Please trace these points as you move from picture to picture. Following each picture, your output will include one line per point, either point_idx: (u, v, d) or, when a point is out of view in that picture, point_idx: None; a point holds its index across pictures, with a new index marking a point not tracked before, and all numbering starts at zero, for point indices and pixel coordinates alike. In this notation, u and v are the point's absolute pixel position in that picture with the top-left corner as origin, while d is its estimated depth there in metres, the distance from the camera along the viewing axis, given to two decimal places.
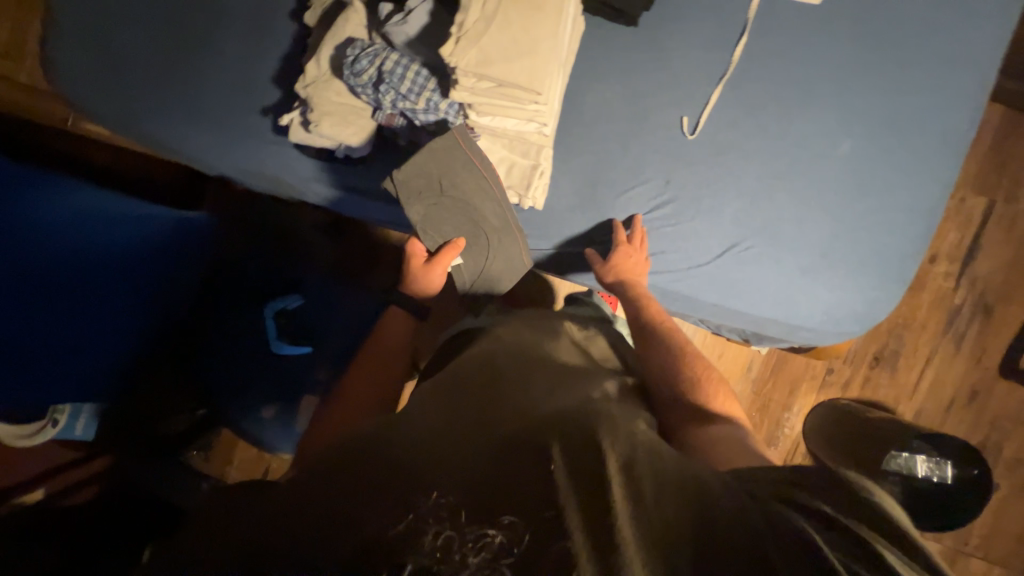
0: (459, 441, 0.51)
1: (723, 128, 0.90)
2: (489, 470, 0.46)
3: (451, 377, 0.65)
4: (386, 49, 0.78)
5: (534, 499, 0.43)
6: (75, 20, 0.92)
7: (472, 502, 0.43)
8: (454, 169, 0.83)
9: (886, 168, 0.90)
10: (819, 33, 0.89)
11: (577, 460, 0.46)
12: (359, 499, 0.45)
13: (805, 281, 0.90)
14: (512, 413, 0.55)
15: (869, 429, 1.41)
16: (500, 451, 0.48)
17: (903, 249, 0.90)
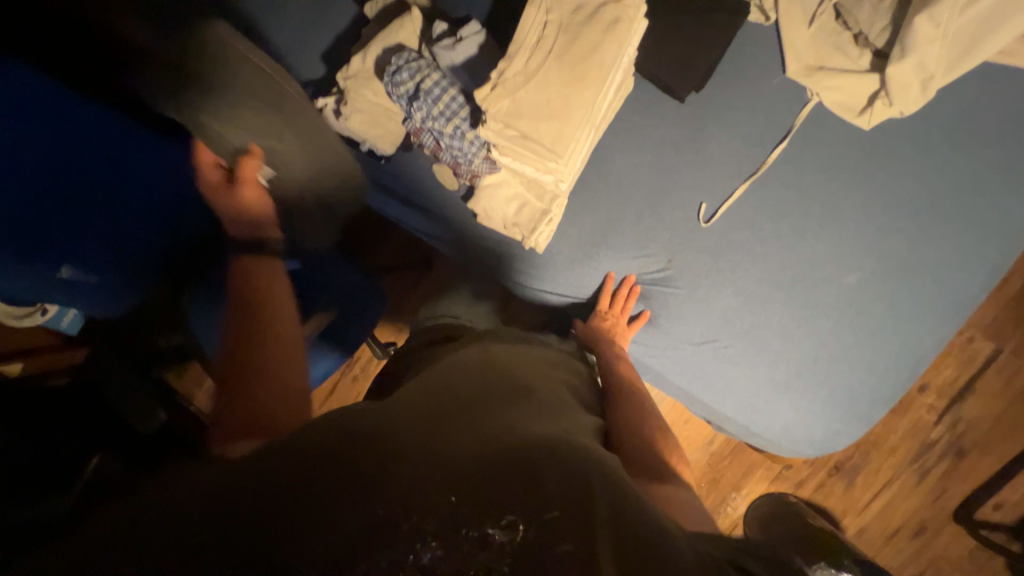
0: (434, 427, 0.41)
1: (740, 226, 0.81)
2: (472, 454, 0.38)
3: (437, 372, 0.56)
4: (429, 66, 0.70)
5: (522, 494, 0.34)
6: None
7: (448, 489, 0.34)
8: (423, 179, 0.85)
9: (909, 306, 0.80)
10: (881, 159, 0.78)
11: (571, 464, 0.38)
12: (301, 463, 0.35)
13: (791, 394, 0.82)
14: (505, 413, 0.47)
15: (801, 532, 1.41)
16: (486, 441, 0.40)
17: (882, 390, 0.81)
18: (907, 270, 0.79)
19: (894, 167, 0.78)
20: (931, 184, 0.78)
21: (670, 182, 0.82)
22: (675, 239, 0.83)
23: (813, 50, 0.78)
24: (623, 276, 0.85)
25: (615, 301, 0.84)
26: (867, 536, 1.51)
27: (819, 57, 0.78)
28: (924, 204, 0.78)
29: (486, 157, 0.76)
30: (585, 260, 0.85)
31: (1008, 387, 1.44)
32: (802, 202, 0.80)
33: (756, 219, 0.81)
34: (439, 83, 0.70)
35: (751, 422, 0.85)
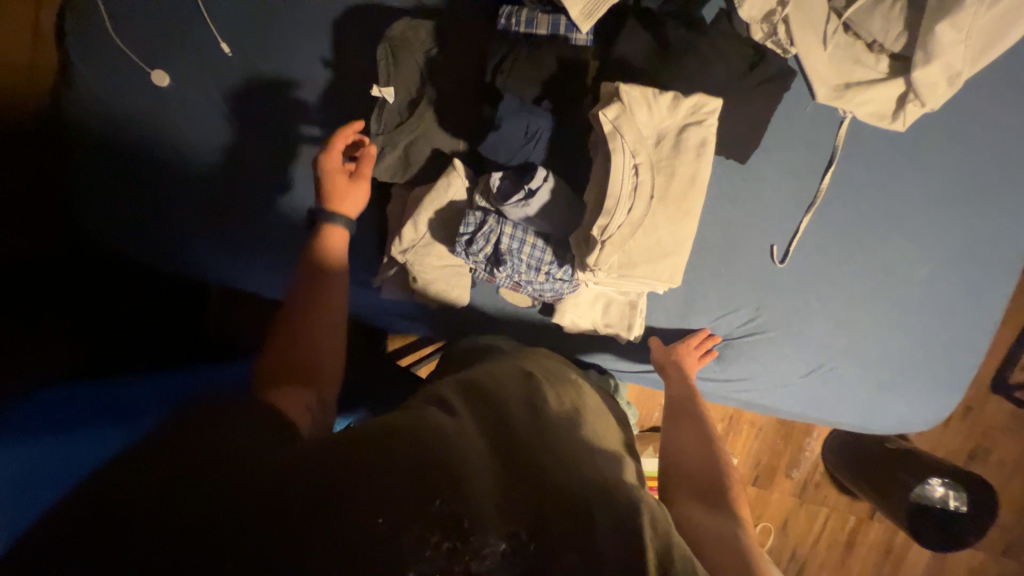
0: (483, 434, 0.45)
1: (812, 256, 0.83)
2: (517, 483, 0.41)
3: (481, 375, 0.57)
4: (497, 219, 0.66)
5: (562, 541, 0.38)
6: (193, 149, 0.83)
7: (496, 526, 0.38)
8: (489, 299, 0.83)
9: (975, 275, 0.84)
10: (917, 153, 0.82)
11: (628, 513, 0.40)
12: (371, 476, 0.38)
13: (898, 389, 0.87)
14: (557, 431, 0.49)
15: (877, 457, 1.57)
16: (541, 469, 0.43)
17: (976, 360, 0.86)
18: (969, 245, 0.84)
19: (931, 154, 0.82)
20: (970, 161, 0.82)
21: (738, 236, 0.83)
22: (756, 286, 0.84)
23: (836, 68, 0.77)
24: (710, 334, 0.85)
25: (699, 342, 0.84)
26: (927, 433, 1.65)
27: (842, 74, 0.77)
28: (967, 181, 0.82)
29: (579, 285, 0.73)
30: (679, 333, 0.86)
31: None
32: (861, 214, 0.83)
33: (827, 242, 0.83)
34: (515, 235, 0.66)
35: (869, 424, 0.90)
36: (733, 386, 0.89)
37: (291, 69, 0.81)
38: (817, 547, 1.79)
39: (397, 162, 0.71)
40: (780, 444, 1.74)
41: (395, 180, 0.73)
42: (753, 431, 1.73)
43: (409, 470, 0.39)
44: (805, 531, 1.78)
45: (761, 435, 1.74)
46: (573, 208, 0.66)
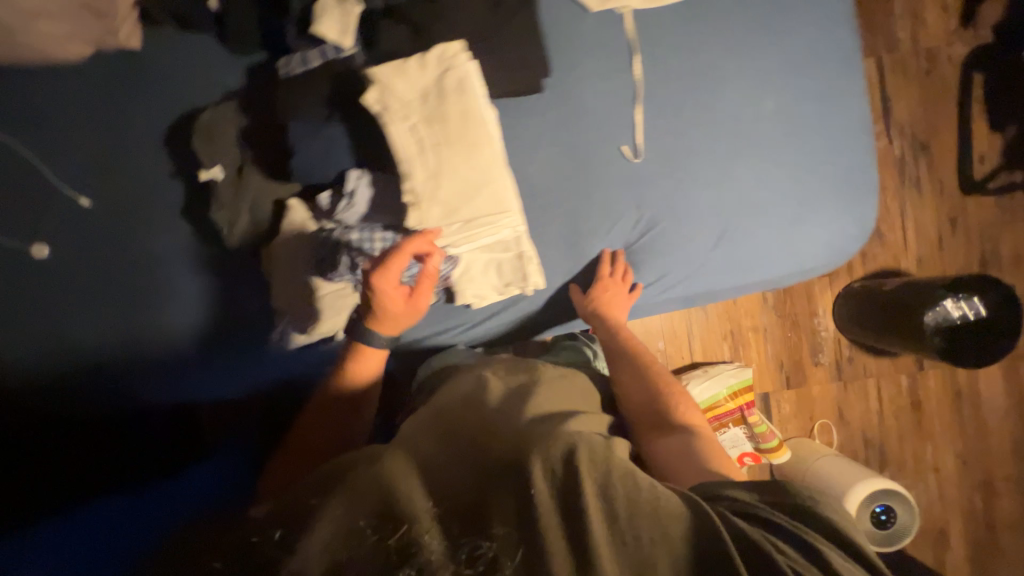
0: (443, 456, 0.50)
1: (661, 139, 0.86)
2: (499, 500, 0.45)
3: (443, 404, 0.62)
4: (346, 233, 0.70)
5: (543, 533, 0.43)
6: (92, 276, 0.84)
7: (490, 539, 0.43)
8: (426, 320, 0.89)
9: (816, 89, 0.86)
10: (705, 11, 0.86)
11: (609, 494, 0.46)
12: (376, 538, 0.42)
13: (810, 220, 0.86)
14: (527, 434, 0.52)
15: (885, 300, 1.51)
16: (510, 477, 0.46)
17: (862, 162, 0.87)
18: (797, 66, 0.86)
19: (718, 7, 0.86)
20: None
21: (591, 153, 0.86)
22: (627, 188, 0.86)
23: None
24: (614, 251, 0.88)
25: (615, 270, 0.86)
26: (929, 263, 1.66)
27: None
28: (763, 15, 0.86)
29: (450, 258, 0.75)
30: (584, 263, 0.88)
31: (911, 76, 1.65)
32: (685, 83, 0.86)
33: (673, 121, 0.86)
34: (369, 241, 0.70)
35: (802, 266, 0.89)
36: (657, 288, 0.89)
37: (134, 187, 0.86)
38: (884, 421, 1.68)
39: (248, 224, 0.76)
40: (793, 336, 1.67)
41: (257, 242, 0.78)
42: (761, 336, 1.66)
43: (406, 516, 0.43)
44: (863, 411, 1.68)
45: (772, 337, 1.66)
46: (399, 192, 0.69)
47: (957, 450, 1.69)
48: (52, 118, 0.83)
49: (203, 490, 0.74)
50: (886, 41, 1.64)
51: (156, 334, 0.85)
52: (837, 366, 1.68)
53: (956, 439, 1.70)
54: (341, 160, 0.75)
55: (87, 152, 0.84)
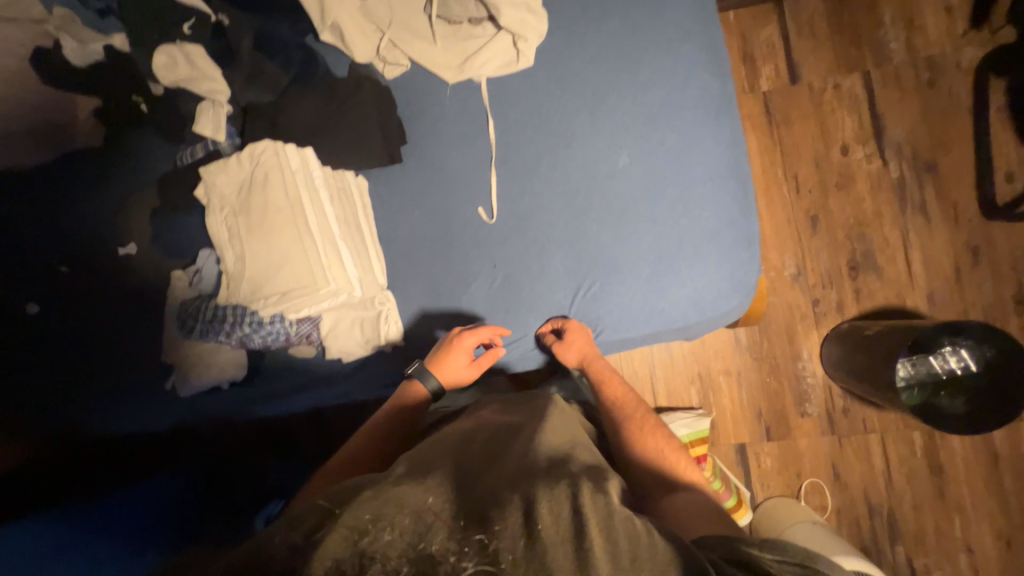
0: (445, 481, 0.59)
1: (515, 199, 0.88)
2: (498, 509, 0.53)
3: (451, 440, 0.70)
4: (206, 301, 0.85)
5: (544, 537, 0.50)
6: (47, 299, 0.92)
7: (498, 534, 0.51)
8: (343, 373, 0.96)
9: (675, 141, 0.84)
10: (557, 75, 0.88)
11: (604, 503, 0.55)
12: (395, 536, 0.50)
13: (670, 277, 0.83)
14: (525, 454, 0.63)
15: (864, 344, 1.33)
16: (500, 496, 0.55)
17: (728, 214, 0.82)
18: (654, 119, 0.85)
19: (572, 69, 0.88)
20: (609, 53, 0.86)
21: (450, 214, 0.90)
22: (483, 248, 0.89)
23: (454, 52, 0.91)
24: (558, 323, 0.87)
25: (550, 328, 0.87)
26: (943, 301, 1.42)
27: (461, 53, 0.91)
28: (618, 70, 0.86)
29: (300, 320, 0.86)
30: (447, 318, 0.89)
31: (908, 89, 1.45)
32: (538, 145, 0.88)
33: (528, 180, 0.88)
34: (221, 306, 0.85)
35: (670, 323, 0.85)
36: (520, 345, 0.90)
37: None
38: (895, 485, 1.44)
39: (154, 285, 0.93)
40: (772, 382, 1.51)
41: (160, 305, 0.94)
42: (734, 380, 1.52)
43: (417, 521, 0.52)
44: (865, 471, 1.45)
45: (747, 381, 1.52)
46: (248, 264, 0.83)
47: (998, 528, 1.39)
48: None
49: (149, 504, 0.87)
50: (875, 53, 1.47)
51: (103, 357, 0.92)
52: (829, 417, 1.48)
53: (997, 514, 1.39)
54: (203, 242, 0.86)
55: None
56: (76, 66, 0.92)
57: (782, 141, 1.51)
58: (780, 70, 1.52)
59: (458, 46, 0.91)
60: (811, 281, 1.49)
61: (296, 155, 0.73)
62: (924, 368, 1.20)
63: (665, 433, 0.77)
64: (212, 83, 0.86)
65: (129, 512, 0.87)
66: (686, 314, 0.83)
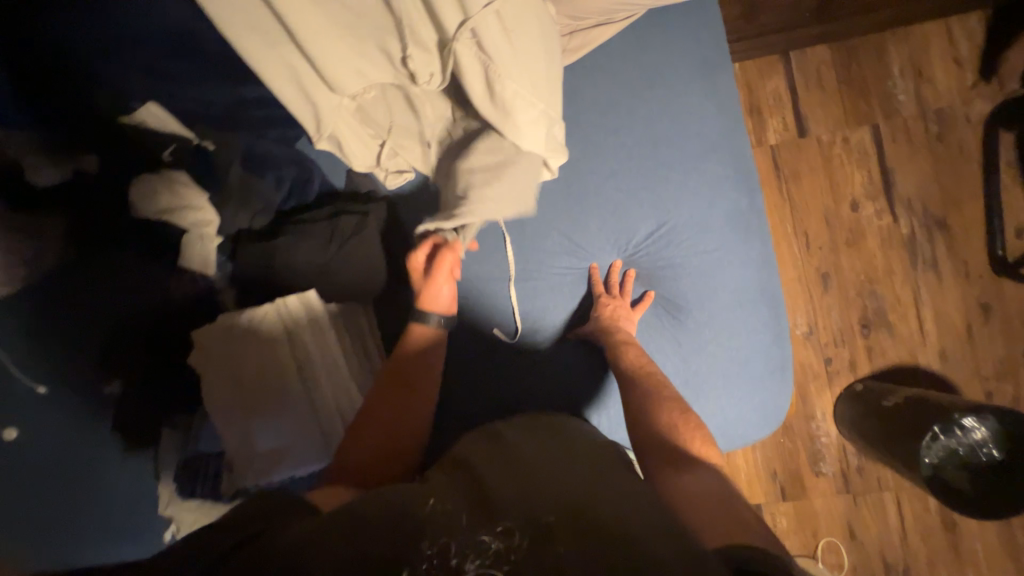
0: (463, 482, 0.54)
1: (537, 320, 0.83)
2: (516, 502, 0.49)
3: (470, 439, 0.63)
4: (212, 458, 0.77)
5: (558, 540, 0.45)
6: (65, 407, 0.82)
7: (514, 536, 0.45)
8: None
9: (701, 260, 0.80)
10: (575, 188, 0.82)
11: (621, 495, 0.51)
12: (394, 527, 0.45)
13: (700, 403, 0.79)
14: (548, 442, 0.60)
15: (884, 416, 1.28)
16: (520, 480, 0.52)
17: (756, 340, 0.79)
18: (681, 233, 0.80)
19: (590, 183, 0.82)
20: (630, 165, 0.81)
21: (468, 340, 0.83)
22: (502, 375, 0.82)
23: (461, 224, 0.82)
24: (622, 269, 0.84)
25: (612, 289, 0.83)
26: (955, 357, 1.41)
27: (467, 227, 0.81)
28: (642, 185, 0.81)
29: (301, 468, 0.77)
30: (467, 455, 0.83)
31: (917, 144, 1.42)
32: (558, 260, 0.84)
33: (548, 300, 0.84)
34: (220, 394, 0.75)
35: None
36: None
37: None
38: (909, 542, 1.44)
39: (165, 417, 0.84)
40: (786, 442, 1.49)
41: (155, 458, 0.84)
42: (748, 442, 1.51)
43: (424, 517, 0.47)
44: (881, 529, 1.45)
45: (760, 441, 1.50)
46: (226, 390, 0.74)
47: None
48: None
49: None
50: (884, 105, 1.44)
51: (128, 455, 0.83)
52: (845, 476, 1.47)
53: (1011, 569, 1.40)
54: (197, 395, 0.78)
55: None
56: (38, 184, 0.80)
57: (790, 197, 1.48)
58: (788, 122, 1.48)
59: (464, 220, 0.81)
60: (823, 339, 1.47)
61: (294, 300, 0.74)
62: (954, 445, 1.13)
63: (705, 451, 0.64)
64: (200, 212, 0.78)
65: None
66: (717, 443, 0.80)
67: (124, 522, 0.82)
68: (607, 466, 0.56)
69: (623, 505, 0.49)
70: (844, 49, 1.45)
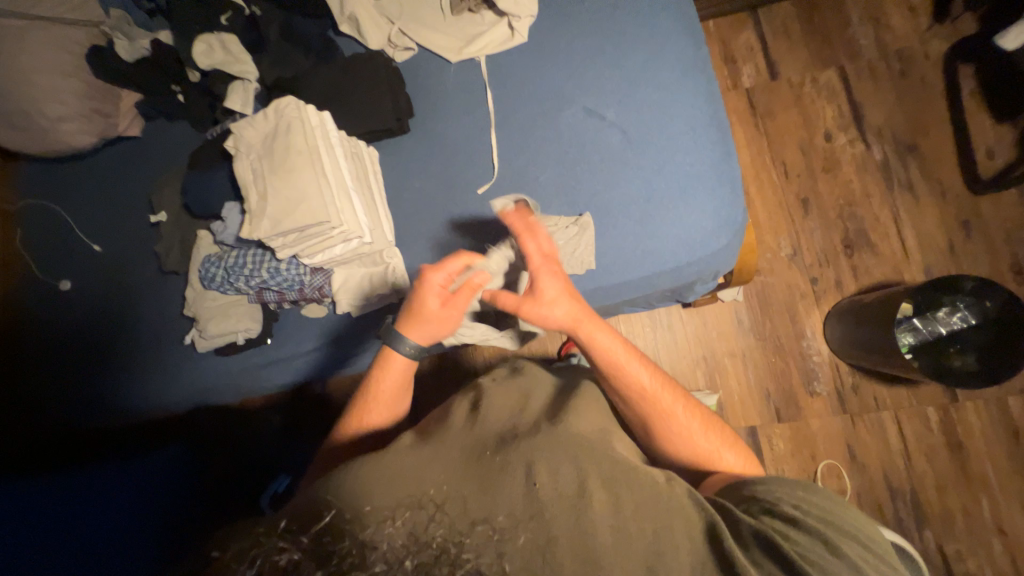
0: (459, 479, 0.64)
1: (515, 157, 0.95)
2: (525, 501, 0.61)
3: (456, 432, 0.75)
4: (227, 250, 0.89)
5: (565, 539, 0.58)
6: (135, 232, 1.13)
7: (521, 530, 0.57)
8: (355, 295, 0.96)
9: (657, 95, 0.91)
10: (547, 47, 0.97)
11: (623, 497, 0.63)
12: (414, 525, 0.52)
13: (658, 216, 0.87)
14: (541, 433, 0.70)
15: (861, 312, 1.35)
16: (524, 478, 0.63)
17: (709, 158, 0.87)
18: (638, 79, 0.92)
19: (558, 43, 0.97)
20: (591, 27, 0.96)
21: (454, 175, 0.97)
22: (486, 204, 0.95)
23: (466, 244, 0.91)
24: (587, 111, 0.93)
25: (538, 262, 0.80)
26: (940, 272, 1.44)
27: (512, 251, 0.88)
28: (603, 41, 0.95)
29: (315, 270, 0.91)
30: None
31: (881, 81, 1.55)
32: (533, 107, 0.96)
33: (522, 142, 0.95)
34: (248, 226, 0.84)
35: (664, 263, 0.88)
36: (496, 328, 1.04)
37: (127, 230, 1.15)
38: (914, 464, 1.39)
39: (179, 251, 0.98)
40: (777, 361, 1.51)
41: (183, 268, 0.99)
42: (740, 362, 1.52)
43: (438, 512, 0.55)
44: (882, 449, 1.42)
45: (752, 362, 1.52)
46: (243, 174, 0.78)
47: None
48: (85, 191, 1.19)
49: (141, 482, 0.99)
50: (848, 48, 1.59)
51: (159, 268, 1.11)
52: (841, 395, 1.46)
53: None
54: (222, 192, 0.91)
55: (107, 211, 1.17)
56: (125, 60, 1.05)
57: (766, 131, 1.60)
58: (760, 68, 1.63)
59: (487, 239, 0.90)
60: (808, 260, 1.53)
61: (315, 114, 0.79)
62: (923, 323, 1.24)
63: (685, 406, 0.81)
64: (243, 65, 0.96)
65: (122, 483, 0.98)
66: (676, 254, 0.86)
67: (163, 325, 1.09)
68: (604, 457, 0.68)
69: (625, 508, 0.62)
70: (806, 4, 1.63)
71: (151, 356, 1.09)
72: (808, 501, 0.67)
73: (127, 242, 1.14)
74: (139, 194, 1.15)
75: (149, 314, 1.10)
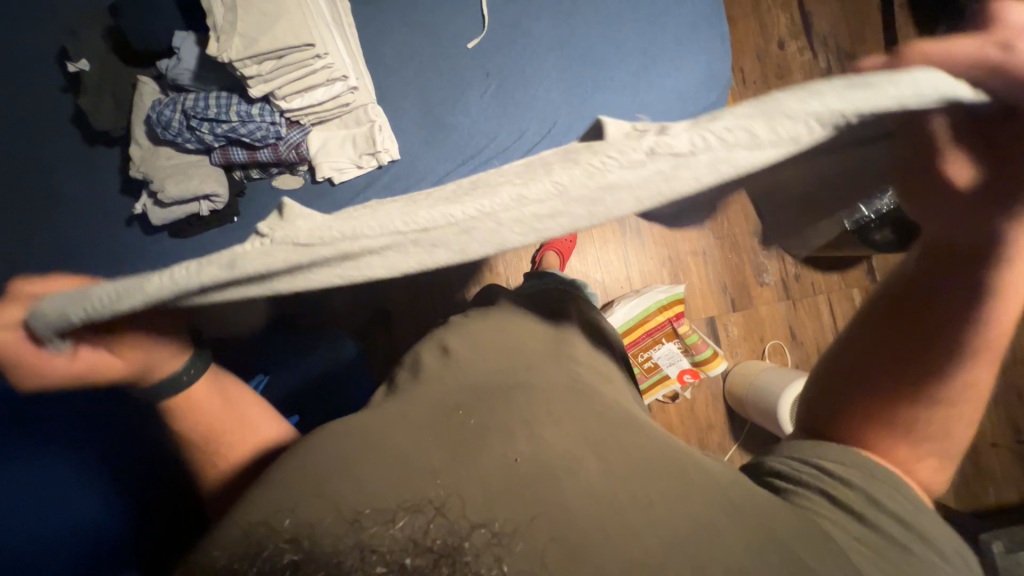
0: (433, 443, 0.50)
1: (507, 8, 0.90)
2: (507, 472, 0.46)
3: (433, 391, 0.60)
4: (183, 95, 0.78)
5: (552, 513, 0.44)
6: (42, 98, 0.94)
7: (507, 518, 0.43)
8: (334, 156, 0.85)
9: None
10: None
11: (615, 460, 0.49)
12: (402, 530, 0.41)
13: (655, 69, 0.88)
14: (524, 386, 0.59)
15: None
16: (507, 443, 0.49)
17: (701, 12, 0.88)
18: None
19: None
20: None
21: (440, 28, 0.90)
22: (478, 58, 0.90)
23: (325, 259, 0.35)
24: None
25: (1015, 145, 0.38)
26: None
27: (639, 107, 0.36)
28: None
29: (292, 125, 0.82)
30: (445, 135, 0.89)
31: None
32: None
33: None
34: (211, 58, 0.74)
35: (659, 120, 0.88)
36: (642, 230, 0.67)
37: (27, 97, 0.94)
38: None
39: (112, 108, 0.83)
40: (734, 257, 1.63)
41: (120, 126, 0.84)
42: (701, 260, 1.63)
43: (418, 517, 0.42)
44: (818, 328, 1.62)
45: (711, 259, 1.63)
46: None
47: None
48: None
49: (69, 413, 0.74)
50: None
51: (82, 142, 0.93)
52: (786, 284, 1.63)
53: None
54: (172, 25, 0.79)
55: None
56: None
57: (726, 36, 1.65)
58: None
59: (484, 216, 0.33)
60: None
61: None
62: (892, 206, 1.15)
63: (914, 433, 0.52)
64: None
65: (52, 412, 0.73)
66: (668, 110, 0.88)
67: (94, 207, 0.93)
68: (587, 408, 0.57)
69: (620, 471, 0.48)
70: None
71: (79, 245, 0.93)
72: (881, 505, 0.48)
73: (30, 111, 0.94)
74: (42, 52, 0.94)
75: (75, 196, 0.93)
